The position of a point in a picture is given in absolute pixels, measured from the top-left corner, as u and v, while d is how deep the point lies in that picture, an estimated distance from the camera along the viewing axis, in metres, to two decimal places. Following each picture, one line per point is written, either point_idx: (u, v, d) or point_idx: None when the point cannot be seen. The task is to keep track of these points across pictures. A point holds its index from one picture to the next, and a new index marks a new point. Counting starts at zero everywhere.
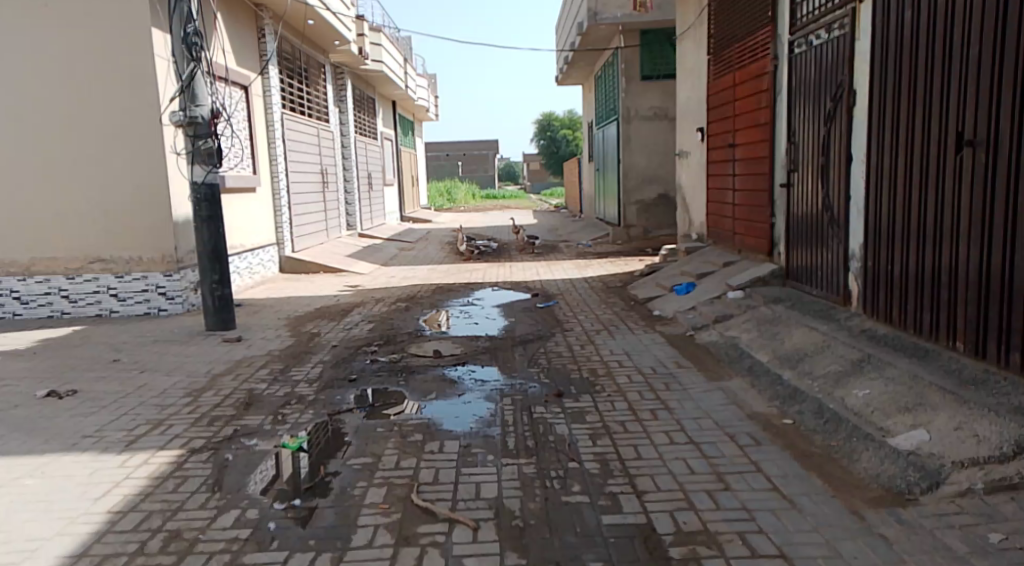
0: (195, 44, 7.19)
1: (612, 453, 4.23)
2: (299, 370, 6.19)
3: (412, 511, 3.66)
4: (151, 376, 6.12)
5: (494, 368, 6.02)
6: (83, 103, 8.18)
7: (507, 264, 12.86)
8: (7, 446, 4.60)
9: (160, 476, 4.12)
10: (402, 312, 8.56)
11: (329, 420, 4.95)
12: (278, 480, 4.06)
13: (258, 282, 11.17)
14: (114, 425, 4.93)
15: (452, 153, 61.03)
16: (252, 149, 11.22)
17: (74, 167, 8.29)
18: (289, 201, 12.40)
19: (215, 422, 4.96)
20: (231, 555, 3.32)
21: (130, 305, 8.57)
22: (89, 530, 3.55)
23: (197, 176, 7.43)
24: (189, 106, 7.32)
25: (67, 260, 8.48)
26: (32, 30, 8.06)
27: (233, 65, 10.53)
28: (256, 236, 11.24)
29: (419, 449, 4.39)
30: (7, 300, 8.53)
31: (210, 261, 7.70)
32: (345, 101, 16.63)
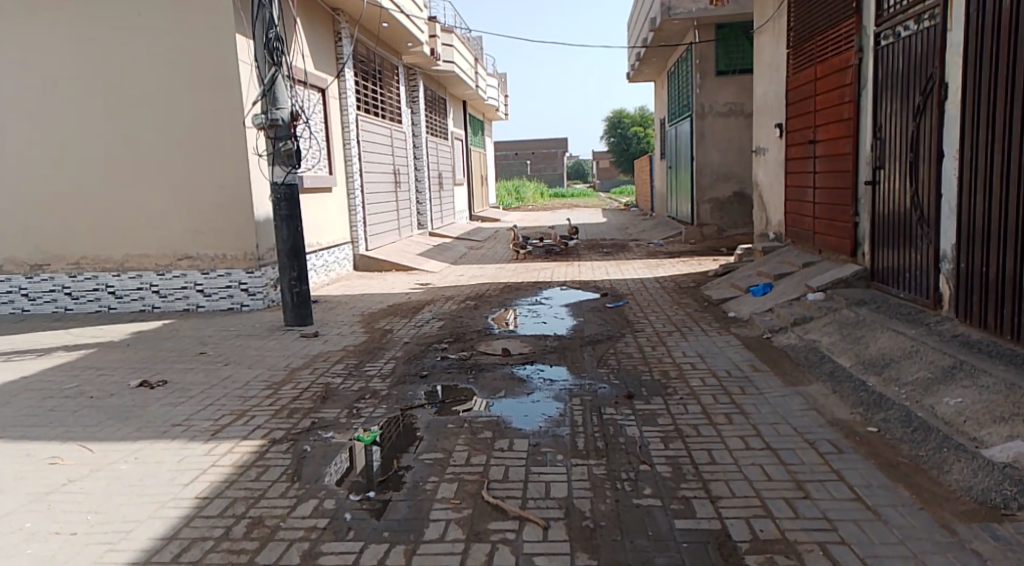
0: (276, 50, 7.42)
1: (685, 457, 4.17)
2: (372, 365, 6.32)
3: (483, 507, 3.68)
4: (234, 368, 6.36)
5: (563, 368, 6.00)
6: (173, 106, 8.55)
7: (576, 263, 12.82)
8: (104, 433, 4.85)
9: (243, 465, 4.27)
10: (471, 310, 8.64)
11: (401, 415, 5.04)
12: (352, 472, 4.16)
13: (334, 280, 11.46)
14: (201, 415, 5.14)
15: (522, 153, 61.28)
16: (329, 150, 11.52)
17: (165, 168, 8.68)
18: (364, 200, 12.68)
19: (294, 414, 5.12)
20: (310, 544, 3.41)
21: (215, 300, 8.91)
22: (178, 514, 3.70)
23: (277, 177, 7.70)
24: (270, 109, 7.56)
25: (158, 257, 8.89)
26: (126, 37, 8.47)
27: (312, 69, 10.85)
28: (332, 235, 11.54)
29: (489, 445, 4.42)
30: (102, 294, 8.99)
31: (290, 259, 7.94)
32: (417, 101, 16.86)
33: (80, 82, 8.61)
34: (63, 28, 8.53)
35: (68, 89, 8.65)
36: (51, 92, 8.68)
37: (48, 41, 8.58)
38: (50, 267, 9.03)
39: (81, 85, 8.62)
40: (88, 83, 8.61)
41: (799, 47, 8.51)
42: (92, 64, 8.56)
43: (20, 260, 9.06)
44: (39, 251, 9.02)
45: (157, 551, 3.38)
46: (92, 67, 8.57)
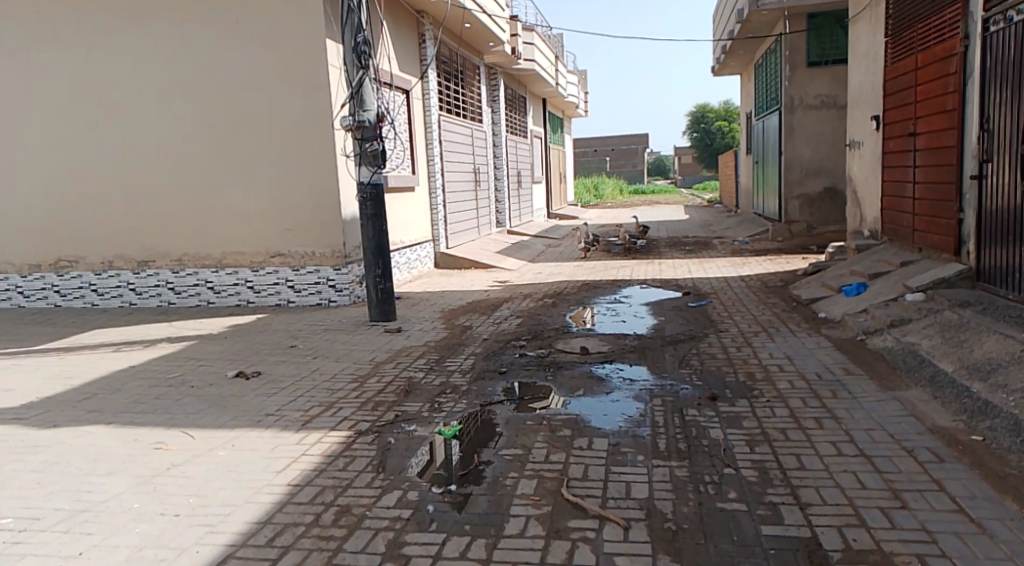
0: (364, 53, 7.61)
1: (772, 461, 4.04)
2: (453, 361, 6.41)
3: (562, 505, 3.68)
4: (323, 361, 6.58)
5: (643, 368, 5.92)
6: (268, 110, 8.90)
7: (657, 261, 12.64)
8: (204, 420, 5.11)
9: (331, 455, 4.41)
10: (550, 308, 8.65)
11: (481, 411, 5.09)
12: (432, 465, 4.23)
13: (416, 277, 11.68)
14: (292, 406, 5.34)
15: (601, 150, 60.82)
16: (412, 149, 11.74)
17: (260, 170, 9.04)
18: (445, 199, 12.87)
19: (379, 406, 5.25)
20: (394, 533, 3.49)
21: (305, 296, 9.23)
22: (272, 500, 3.86)
23: (363, 177, 7.91)
24: (358, 111, 7.76)
25: (253, 254, 9.28)
26: (226, 44, 8.85)
27: (397, 71, 11.08)
28: (414, 233, 11.76)
29: (569, 443, 4.41)
30: (202, 289, 9.45)
31: (375, 256, 8.14)
32: (497, 100, 16.96)
33: (183, 88, 9.04)
34: (167, 37, 8.94)
35: (171, 95, 9.08)
36: (156, 97, 9.12)
37: (154, 49, 9.01)
38: (155, 263, 9.53)
39: (184, 90, 9.04)
40: (190, 89, 9.03)
41: (898, 35, 8.12)
42: (195, 71, 8.97)
43: (127, 257, 9.57)
44: (144, 248, 9.52)
45: (253, 534, 3.53)
46: (195, 73, 8.98)
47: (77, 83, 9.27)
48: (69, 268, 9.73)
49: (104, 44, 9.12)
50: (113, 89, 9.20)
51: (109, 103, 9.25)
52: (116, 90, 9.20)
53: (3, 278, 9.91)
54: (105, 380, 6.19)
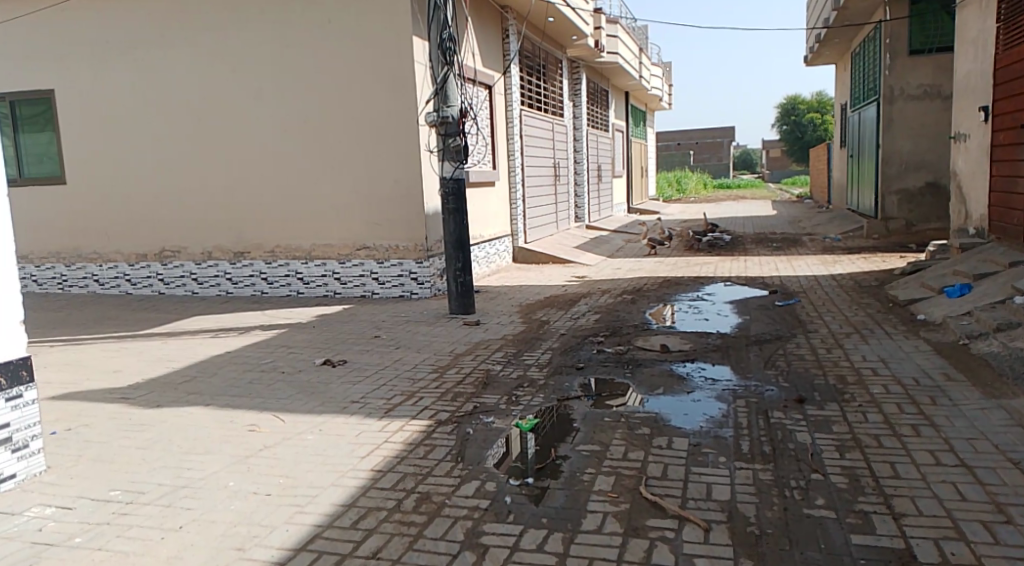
0: (449, 49, 7.70)
1: (864, 468, 3.87)
2: (531, 355, 6.41)
3: (640, 503, 3.63)
4: (405, 352, 6.71)
5: (727, 368, 5.77)
6: (358, 106, 9.13)
7: (741, 258, 12.31)
8: (293, 405, 5.30)
9: (412, 443, 4.49)
10: (629, 304, 8.56)
11: (558, 405, 5.08)
12: (509, 458, 4.26)
13: (494, 271, 11.77)
14: (376, 394, 5.48)
15: (685, 144, 59.67)
16: (493, 144, 11.81)
17: (349, 164, 9.29)
18: (524, 193, 12.90)
19: (458, 397, 5.32)
20: (472, 523, 3.53)
21: (387, 288, 9.44)
22: (356, 484, 3.96)
23: (446, 172, 8.01)
24: (441, 107, 7.85)
25: (340, 246, 9.54)
26: (321, 43, 9.11)
27: (481, 67, 11.17)
28: (494, 227, 11.84)
29: (648, 442, 4.35)
30: (292, 279, 9.79)
31: (455, 250, 8.24)
32: (579, 94, 16.85)
33: (280, 85, 9.37)
34: (265, 35, 9.30)
35: (269, 92, 9.43)
36: (255, 94, 9.49)
37: (253, 48, 9.38)
38: (250, 254, 9.92)
39: (281, 88, 9.37)
40: (286, 86, 9.35)
41: (1012, 20, 7.62)
42: (291, 69, 9.30)
43: (224, 248, 10.01)
44: (240, 240, 9.93)
45: (339, 516, 3.63)
46: (291, 71, 9.29)
47: (183, 82, 9.74)
48: (172, 257, 10.26)
49: (206, 42, 9.54)
50: (215, 87, 9.62)
51: (211, 100, 9.67)
52: (218, 88, 9.61)
53: (112, 266, 10.53)
54: (203, 364, 6.50)
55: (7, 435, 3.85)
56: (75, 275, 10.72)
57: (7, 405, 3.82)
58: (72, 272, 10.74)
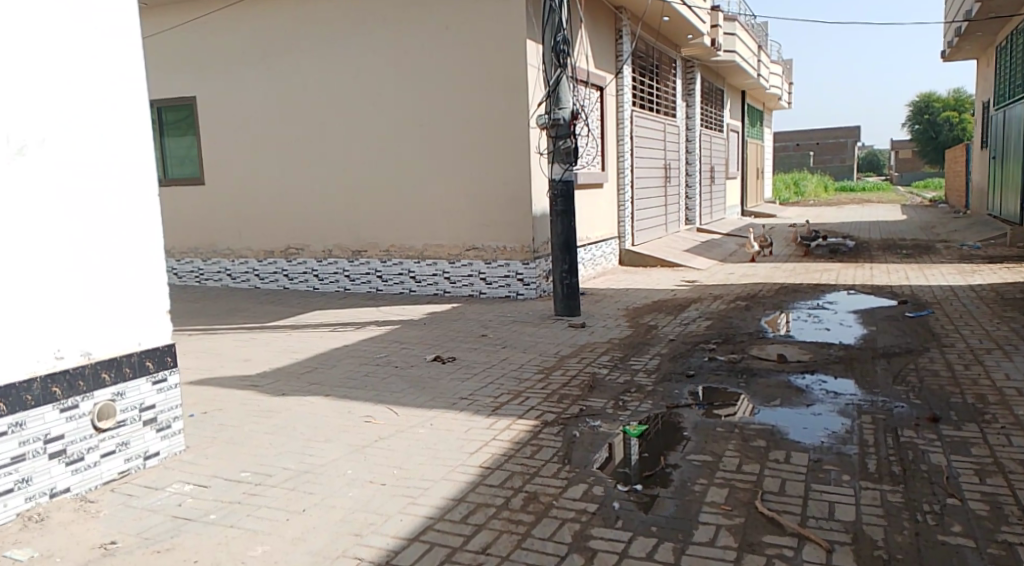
0: (563, 52, 7.71)
1: (1007, 496, 3.58)
2: (638, 360, 6.32)
3: (756, 519, 3.50)
4: (511, 351, 6.78)
5: (850, 381, 5.47)
6: (473, 109, 9.30)
7: (865, 265, 11.67)
8: (405, 399, 5.46)
9: (519, 442, 4.53)
10: (743, 311, 8.28)
11: (667, 413, 4.98)
12: (615, 463, 4.21)
13: (601, 273, 11.71)
14: (483, 391, 5.56)
15: (805, 144, 57.20)
16: (603, 146, 11.73)
17: (462, 166, 9.48)
18: (633, 195, 12.74)
19: (565, 399, 5.32)
20: (580, 526, 3.51)
21: (495, 288, 9.56)
22: (466, 479, 4.03)
23: (555, 174, 8.03)
24: (554, 109, 7.88)
25: (450, 247, 9.75)
26: (437, 48, 9.36)
27: (593, 69, 11.13)
28: (602, 229, 11.76)
29: (763, 455, 4.19)
30: (404, 278, 10.10)
31: (563, 252, 8.25)
32: (693, 94, 16.46)
33: (398, 90, 9.69)
34: (384, 41, 9.65)
35: (388, 97, 9.77)
36: (373, 99, 9.86)
37: (374, 54, 9.74)
38: (367, 253, 10.31)
39: (400, 93, 9.69)
40: (404, 90, 9.66)
41: None
42: (408, 74, 9.59)
43: (343, 246, 10.44)
44: (357, 239, 10.33)
45: (449, 510, 3.71)
46: (408, 76, 9.59)
47: (310, 87, 10.23)
48: (296, 254, 10.80)
49: (331, 49, 10.00)
50: (339, 93, 10.05)
51: (335, 105, 10.12)
52: (341, 94, 10.04)
53: (243, 262, 11.21)
54: (322, 356, 6.81)
55: (153, 416, 4.15)
56: (210, 269, 11.48)
57: (154, 388, 4.12)
58: (208, 266, 11.51)
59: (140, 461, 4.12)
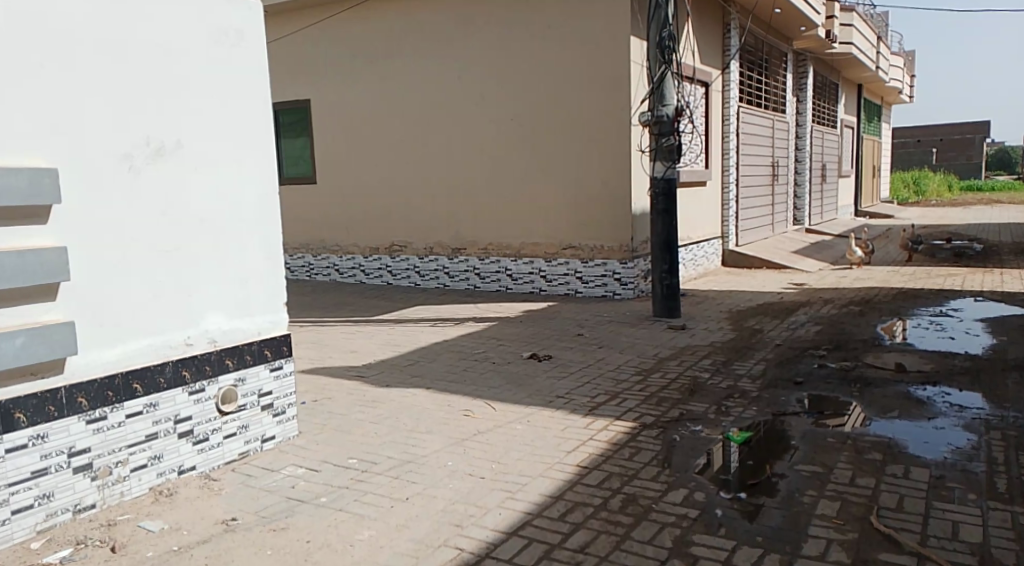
0: (668, 48, 7.57)
1: None
2: (742, 365, 6.13)
3: (871, 535, 3.34)
4: (609, 352, 6.72)
5: (977, 395, 5.12)
6: (575, 109, 9.28)
7: (993, 271, 10.86)
8: (503, 394, 5.53)
9: (617, 443, 4.49)
10: (855, 316, 7.89)
11: (773, 420, 4.82)
12: (718, 469, 4.11)
13: (703, 273, 11.44)
14: (580, 391, 5.56)
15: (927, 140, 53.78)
16: (707, 144, 11.44)
17: (563, 166, 9.47)
18: (737, 194, 12.37)
19: (664, 402, 5.24)
20: (681, 531, 3.45)
21: (591, 287, 9.52)
22: (564, 477, 4.04)
23: (657, 171, 7.91)
24: (657, 106, 7.76)
25: (547, 245, 9.79)
26: (539, 47, 9.42)
27: (699, 64, 10.86)
28: (704, 229, 11.49)
29: (879, 469, 3.99)
30: (502, 276, 10.20)
31: (663, 252, 8.11)
32: (804, 88, 15.78)
33: (499, 90, 9.81)
34: (487, 41, 9.80)
35: (489, 97, 9.91)
36: (476, 98, 10.02)
37: (477, 55, 9.91)
38: (466, 250, 10.49)
39: (501, 93, 9.81)
40: (504, 89, 9.77)
41: None
42: (510, 73, 9.70)
43: (443, 244, 10.66)
44: (458, 236, 10.52)
45: (548, 507, 3.72)
46: (509, 75, 9.70)
47: (415, 88, 10.52)
48: (399, 251, 11.11)
49: (436, 50, 10.24)
50: (443, 93, 10.28)
51: (439, 105, 10.35)
52: (444, 95, 10.28)
53: (350, 258, 11.63)
54: (423, 350, 6.97)
55: (270, 402, 4.39)
56: (320, 265, 11.98)
57: (272, 375, 4.36)
58: (318, 262, 12.02)
59: (258, 444, 4.37)
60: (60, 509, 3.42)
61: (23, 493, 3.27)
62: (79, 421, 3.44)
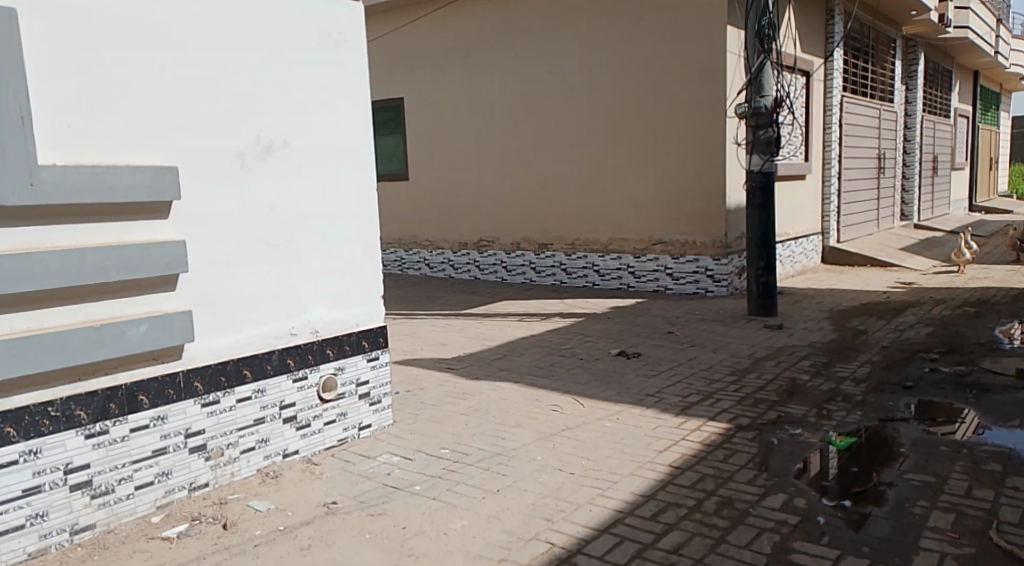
0: (766, 36, 7.32)
1: None
2: (845, 367, 5.87)
3: (990, 550, 3.14)
4: (701, 350, 6.58)
5: None
6: (668, 102, 9.11)
7: None
8: (592, 391, 5.50)
9: (711, 444, 4.39)
10: (971, 318, 7.42)
11: (879, 426, 4.60)
12: (819, 474, 3.95)
13: (801, 271, 11.03)
14: (671, 389, 5.46)
15: None
16: (807, 136, 11.00)
17: (654, 161, 9.33)
18: (839, 189, 11.85)
19: (760, 403, 5.08)
20: (780, 538, 3.34)
21: (682, 284, 9.34)
22: (656, 477, 3.98)
23: (754, 165, 7.69)
24: (755, 97, 7.51)
25: (636, 241, 9.67)
26: (632, 40, 9.29)
27: (800, 53, 10.44)
28: (803, 225, 11.06)
29: (999, 481, 3.74)
30: (589, 271, 10.14)
31: (759, 248, 7.85)
32: (915, 76, 14.93)
33: (591, 84, 9.74)
34: (579, 35, 9.74)
35: (580, 92, 9.86)
36: (567, 92, 9.99)
37: (569, 49, 9.87)
38: (553, 246, 10.49)
39: (592, 87, 9.74)
40: (596, 83, 9.69)
41: None
42: (601, 67, 9.61)
43: (531, 239, 10.70)
44: (545, 232, 10.54)
45: (640, 506, 3.68)
46: (601, 69, 9.62)
47: (506, 84, 10.59)
48: (487, 246, 11.22)
49: (527, 45, 10.26)
50: (534, 89, 10.30)
51: (529, 100, 10.38)
52: (535, 90, 10.29)
53: (440, 253, 11.84)
54: (511, 345, 7.03)
55: (367, 391, 4.53)
56: (411, 259, 12.25)
57: (368, 365, 4.50)
58: (409, 256, 12.29)
59: (355, 431, 4.51)
60: (177, 486, 3.63)
61: (145, 469, 3.49)
62: (195, 404, 3.65)
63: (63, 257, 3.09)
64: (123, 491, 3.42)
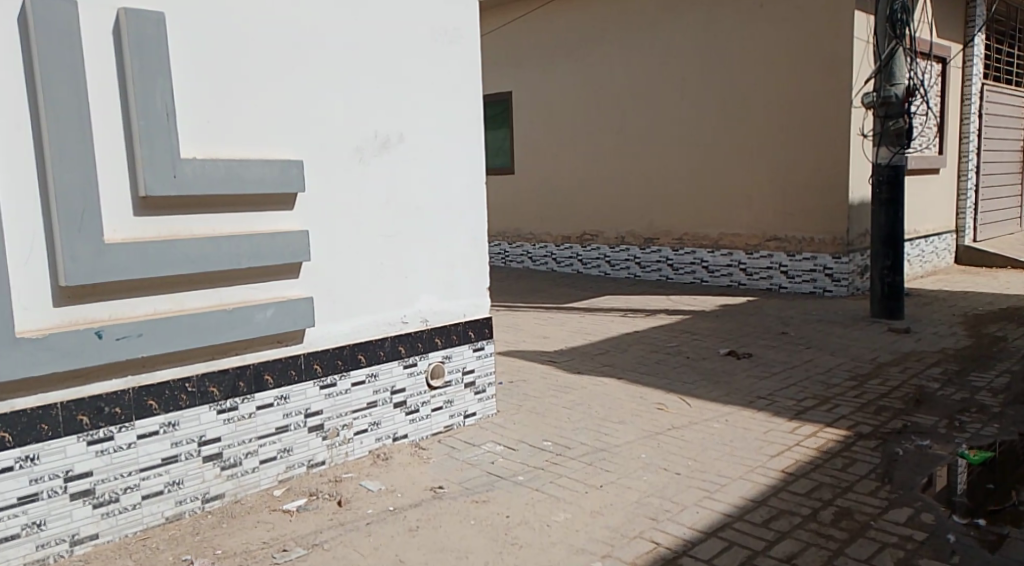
0: (900, 21, 6.89)
1: None
2: (979, 376, 5.46)
3: None
4: (817, 353, 6.29)
5: None
6: (788, 92, 8.73)
7: None
8: (699, 391, 5.37)
9: (828, 452, 4.20)
10: None
11: (1019, 441, 4.26)
12: (949, 490, 3.70)
13: (930, 272, 10.33)
14: (783, 393, 5.25)
15: None
16: (942, 127, 10.27)
17: (771, 153, 8.98)
18: (977, 184, 11.01)
19: (882, 411, 4.81)
20: (905, 554, 3.15)
21: (798, 283, 8.96)
22: (767, 482, 3.85)
23: (881, 158, 7.26)
24: (884, 86, 7.08)
25: (748, 236, 9.35)
26: (751, 28, 8.96)
27: (936, 39, 9.75)
28: (933, 222, 10.36)
29: None
30: (697, 267, 9.90)
31: (884, 247, 7.41)
32: None
33: (705, 74, 9.48)
34: (694, 24, 9.49)
35: (694, 83, 9.61)
36: (680, 83, 9.76)
37: (684, 39, 9.63)
38: (659, 240, 10.30)
39: (707, 78, 9.47)
40: (712, 73, 9.42)
41: None
42: (718, 56, 9.33)
43: (637, 233, 10.55)
44: (652, 226, 10.35)
45: (750, 511, 3.57)
46: (717, 59, 9.34)
47: (616, 76, 10.46)
48: (591, 240, 11.16)
49: (640, 35, 10.09)
50: (646, 80, 10.12)
51: (640, 92, 10.22)
52: (647, 81, 10.11)
53: (544, 246, 11.87)
54: (616, 340, 6.96)
55: (472, 380, 4.61)
56: (516, 252, 12.35)
57: (474, 354, 4.58)
58: (514, 249, 12.39)
59: (461, 418, 4.60)
60: (296, 462, 3.82)
61: (268, 445, 3.69)
62: (314, 386, 3.83)
63: (201, 244, 3.31)
64: (249, 464, 3.64)
